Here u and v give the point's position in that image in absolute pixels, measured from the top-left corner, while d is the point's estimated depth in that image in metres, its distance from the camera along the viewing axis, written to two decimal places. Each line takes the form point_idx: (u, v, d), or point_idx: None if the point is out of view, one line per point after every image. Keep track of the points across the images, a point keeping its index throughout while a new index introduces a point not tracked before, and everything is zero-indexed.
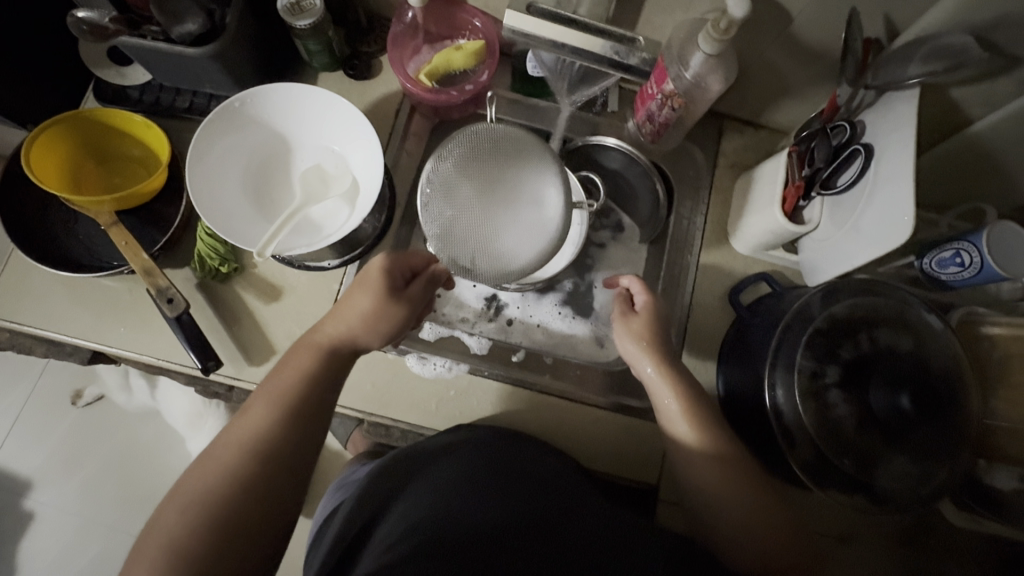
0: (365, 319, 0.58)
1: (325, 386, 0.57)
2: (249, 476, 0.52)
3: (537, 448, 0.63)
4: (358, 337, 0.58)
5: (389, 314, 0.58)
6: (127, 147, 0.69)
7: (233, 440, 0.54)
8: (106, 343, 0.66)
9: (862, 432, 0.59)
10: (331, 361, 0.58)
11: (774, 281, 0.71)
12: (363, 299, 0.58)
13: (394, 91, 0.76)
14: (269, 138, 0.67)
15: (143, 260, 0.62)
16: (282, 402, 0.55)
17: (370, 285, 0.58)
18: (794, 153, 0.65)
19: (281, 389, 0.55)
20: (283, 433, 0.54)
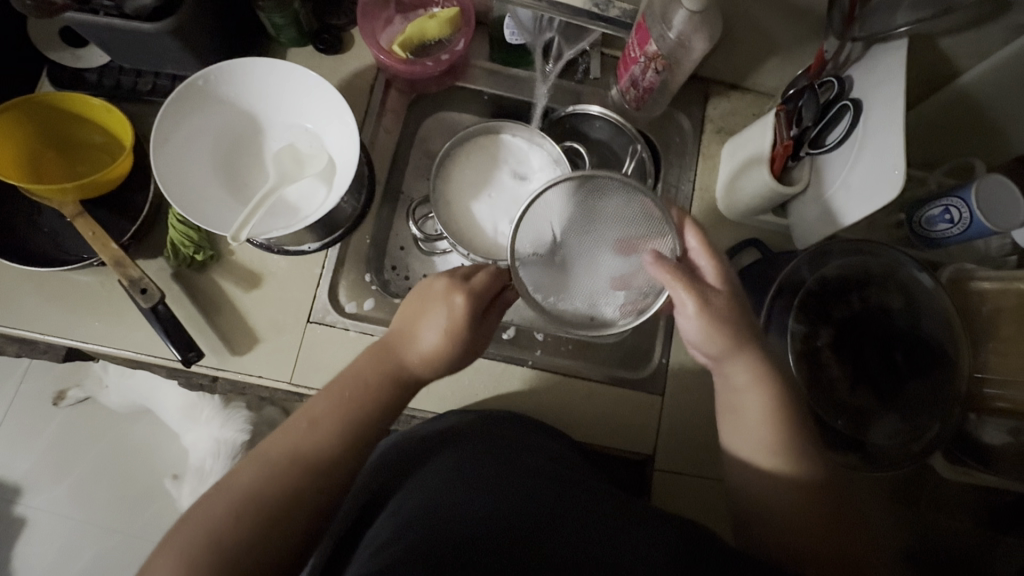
0: (434, 352, 0.56)
1: (382, 411, 0.55)
2: (287, 472, 0.50)
3: (538, 434, 0.62)
4: (423, 370, 0.57)
5: (446, 354, 0.57)
6: (90, 134, 0.66)
7: (280, 450, 0.52)
8: (81, 339, 0.64)
9: (853, 390, 0.60)
10: (392, 387, 0.56)
11: (765, 247, 0.71)
12: (434, 335, 0.56)
13: (367, 65, 0.73)
14: (238, 119, 0.65)
15: (113, 250, 0.60)
16: (340, 421, 0.53)
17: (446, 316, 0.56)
18: (780, 112, 0.63)
19: (340, 412, 0.54)
20: (326, 445, 0.52)
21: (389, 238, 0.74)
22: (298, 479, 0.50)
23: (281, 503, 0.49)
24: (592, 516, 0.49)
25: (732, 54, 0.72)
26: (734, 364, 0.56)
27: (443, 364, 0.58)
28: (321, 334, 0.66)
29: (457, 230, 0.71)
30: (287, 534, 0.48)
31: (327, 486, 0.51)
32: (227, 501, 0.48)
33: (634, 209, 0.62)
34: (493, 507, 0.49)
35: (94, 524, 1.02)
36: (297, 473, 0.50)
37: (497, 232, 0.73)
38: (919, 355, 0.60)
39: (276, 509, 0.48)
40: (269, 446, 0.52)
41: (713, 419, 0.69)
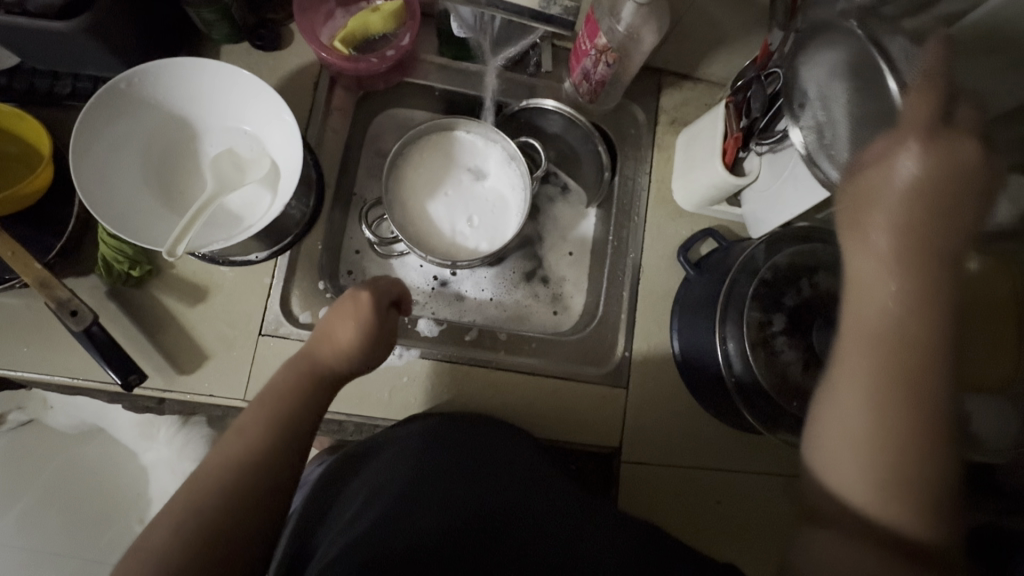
0: (354, 346, 0.56)
1: (313, 406, 0.55)
2: (216, 493, 0.49)
3: (502, 430, 0.62)
4: (344, 364, 0.57)
5: (362, 352, 0.56)
6: (4, 146, 0.60)
7: (220, 461, 0.51)
8: (8, 367, 0.59)
9: (810, 374, 0.60)
10: (316, 387, 0.56)
11: (721, 236, 0.71)
12: (351, 330, 0.56)
13: (309, 62, 0.69)
14: (169, 123, 0.60)
15: (37, 271, 0.55)
16: (275, 421, 0.53)
17: (355, 306, 0.56)
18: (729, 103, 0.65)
19: (269, 412, 0.54)
20: (266, 447, 0.52)
21: (344, 241, 0.72)
22: (228, 505, 0.48)
23: (232, 514, 0.48)
24: (540, 524, 0.51)
25: (682, 44, 0.72)
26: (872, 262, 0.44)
27: (360, 358, 0.57)
28: (273, 347, 0.63)
29: (412, 232, 0.70)
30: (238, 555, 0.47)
31: (269, 496, 0.50)
32: (172, 530, 0.46)
33: None
34: (440, 527, 0.49)
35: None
36: (233, 501, 0.49)
37: (456, 231, 0.71)
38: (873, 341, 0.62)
39: (227, 530, 0.48)
40: (209, 466, 0.51)
41: (675, 407, 0.71)
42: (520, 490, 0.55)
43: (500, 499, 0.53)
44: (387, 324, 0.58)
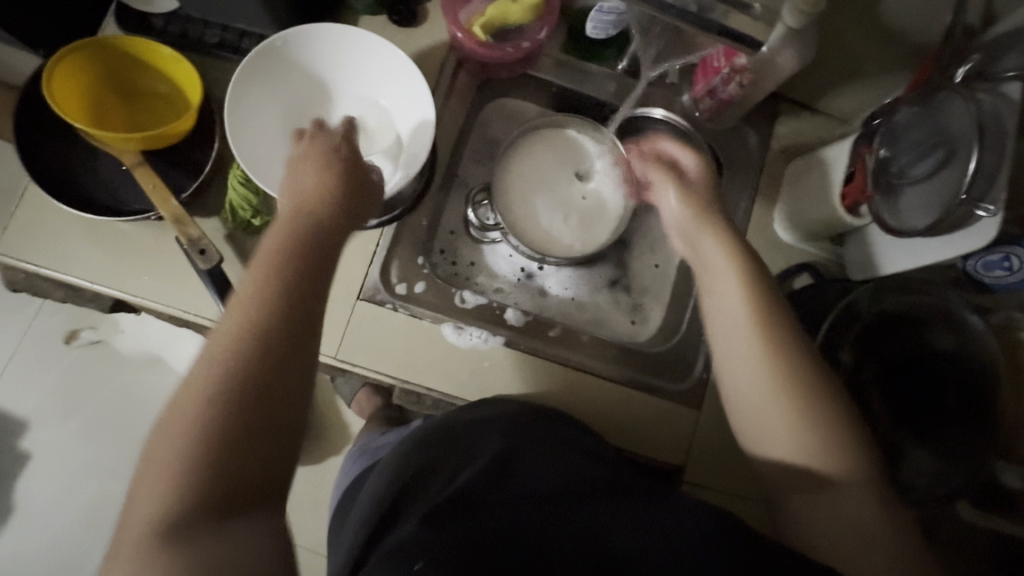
0: (323, 178, 0.51)
1: (296, 271, 0.46)
2: (191, 435, 0.39)
3: (575, 429, 0.63)
4: (312, 194, 0.50)
5: (329, 186, 0.51)
6: (153, 82, 0.63)
7: (211, 369, 0.42)
8: (129, 292, 0.63)
9: (895, 425, 0.64)
10: (292, 257, 0.47)
11: (816, 273, 0.71)
12: (309, 176, 0.51)
13: (439, 43, 0.70)
14: (311, 86, 0.63)
15: (174, 207, 0.58)
16: (258, 291, 0.45)
17: (326, 156, 0.52)
18: (867, 155, 0.60)
19: (256, 286, 0.45)
20: (257, 350, 0.42)
21: (440, 221, 0.74)
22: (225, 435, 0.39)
23: (269, 350, 0.42)
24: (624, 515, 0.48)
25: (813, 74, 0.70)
26: (709, 271, 0.58)
27: (330, 198, 0.50)
28: (369, 312, 0.65)
29: (512, 220, 0.71)
30: (265, 372, 0.42)
31: (287, 329, 0.44)
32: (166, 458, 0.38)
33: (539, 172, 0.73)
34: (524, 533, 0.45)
35: None
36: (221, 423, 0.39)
37: (553, 229, 0.72)
38: (964, 374, 0.62)
39: (240, 425, 0.40)
40: (188, 384, 0.41)
41: None
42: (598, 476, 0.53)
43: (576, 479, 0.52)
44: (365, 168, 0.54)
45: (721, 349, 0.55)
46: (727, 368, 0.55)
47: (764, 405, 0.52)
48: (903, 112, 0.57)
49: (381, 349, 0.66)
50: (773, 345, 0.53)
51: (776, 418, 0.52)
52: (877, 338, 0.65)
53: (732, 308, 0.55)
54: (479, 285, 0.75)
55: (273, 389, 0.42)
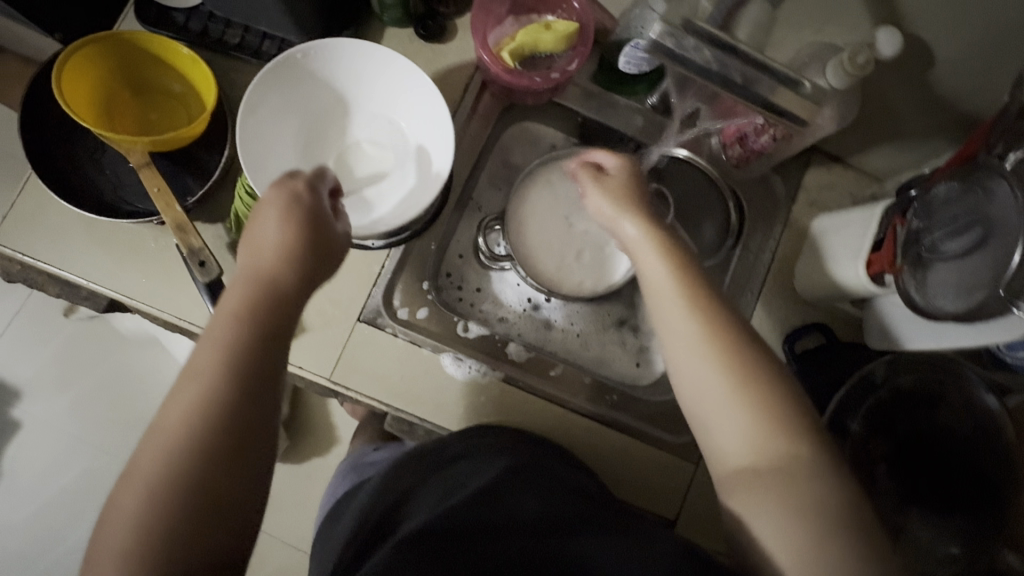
0: (280, 234, 0.46)
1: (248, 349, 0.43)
2: (161, 509, 0.39)
3: (570, 464, 0.60)
4: (271, 244, 0.47)
5: (289, 236, 0.47)
6: (171, 82, 0.61)
7: (162, 451, 0.41)
8: (124, 294, 0.61)
9: (903, 507, 0.62)
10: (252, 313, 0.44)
11: (832, 334, 0.69)
12: (269, 225, 0.47)
13: (465, 62, 0.68)
14: (329, 100, 0.60)
15: (176, 214, 0.56)
16: (209, 367, 0.42)
17: (290, 206, 0.47)
18: (899, 226, 0.57)
19: (221, 339, 0.43)
20: (210, 415, 0.41)
21: (450, 243, 0.72)
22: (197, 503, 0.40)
23: (216, 450, 0.41)
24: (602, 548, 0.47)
25: (849, 129, 0.67)
26: (674, 320, 0.49)
27: (288, 262, 0.47)
28: (368, 337, 0.64)
29: (523, 251, 0.69)
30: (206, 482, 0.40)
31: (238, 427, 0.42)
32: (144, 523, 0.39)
33: (545, 196, 0.71)
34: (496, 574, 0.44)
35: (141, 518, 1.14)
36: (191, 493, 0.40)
37: (563, 266, 0.70)
38: (973, 461, 0.61)
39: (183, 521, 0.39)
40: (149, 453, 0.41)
41: None
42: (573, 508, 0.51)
43: (558, 513, 0.50)
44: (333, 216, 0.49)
45: (670, 348, 0.49)
46: (677, 371, 0.49)
47: (722, 414, 0.46)
48: (943, 187, 0.54)
49: (379, 376, 0.64)
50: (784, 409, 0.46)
51: (743, 443, 0.45)
52: (887, 415, 0.63)
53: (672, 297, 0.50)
54: (483, 313, 0.73)
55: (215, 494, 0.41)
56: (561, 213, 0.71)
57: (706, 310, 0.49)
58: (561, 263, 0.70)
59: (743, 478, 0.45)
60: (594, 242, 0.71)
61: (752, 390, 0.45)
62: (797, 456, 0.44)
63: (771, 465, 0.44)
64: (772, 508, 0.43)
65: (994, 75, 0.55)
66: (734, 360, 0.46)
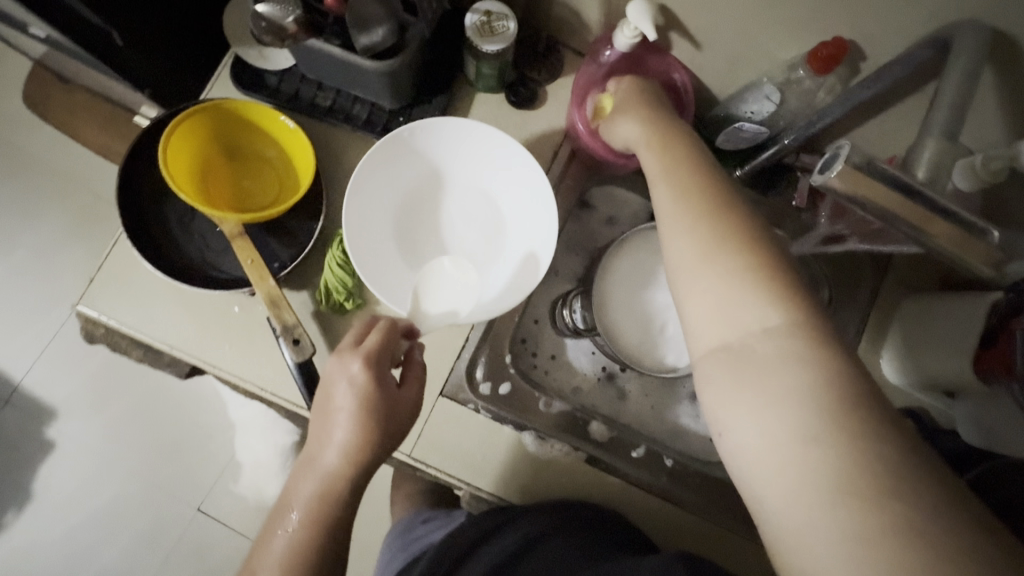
0: (354, 443, 0.46)
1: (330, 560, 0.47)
2: None
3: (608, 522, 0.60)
4: (337, 442, 0.46)
5: (358, 440, 0.46)
6: (265, 149, 0.60)
7: None
8: (207, 361, 0.60)
9: None
10: (320, 509, 0.46)
11: (923, 420, 0.65)
12: (337, 426, 0.46)
13: (555, 130, 0.67)
14: (425, 174, 0.59)
15: (270, 287, 0.55)
16: (288, 558, 0.45)
17: (365, 413, 0.46)
18: (1016, 331, 0.53)
19: (297, 537, 0.46)
20: None
21: (528, 308, 0.71)
22: None
23: None
24: None
25: None
26: (692, 290, 0.41)
27: (355, 462, 0.46)
28: (451, 412, 0.62)
29: (607, 323, 0.68)
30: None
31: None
32: None
33: (623, 265, 0.69)
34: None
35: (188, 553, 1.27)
36: None
37: (642, 342, 0.68)
38: None
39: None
40: None
41: None
42: None
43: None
44: (400, 397, 0.48)
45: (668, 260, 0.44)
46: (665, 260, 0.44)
47: (740, 375, 0.37)
48: None
49: (458, 453, 0.62)
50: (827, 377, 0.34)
51: (718, 320, 0.39)
52: None
53: (671, 201, 0.45)
54: (558, 382, 0.71)
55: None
56: (638, 283, 0.70)
57: (698, 209, 0.43)
58: (633, 338, 0.68)
59: (718, 361, 0.39)
60: (668, 318, 0.69)
61: (789, 341, 0.36)
62: (790, 335, 0.36)
63: (751, 348, 0.37)
64: (753, 387, 0.36)
65: None
66: (768, 293, 0.38)
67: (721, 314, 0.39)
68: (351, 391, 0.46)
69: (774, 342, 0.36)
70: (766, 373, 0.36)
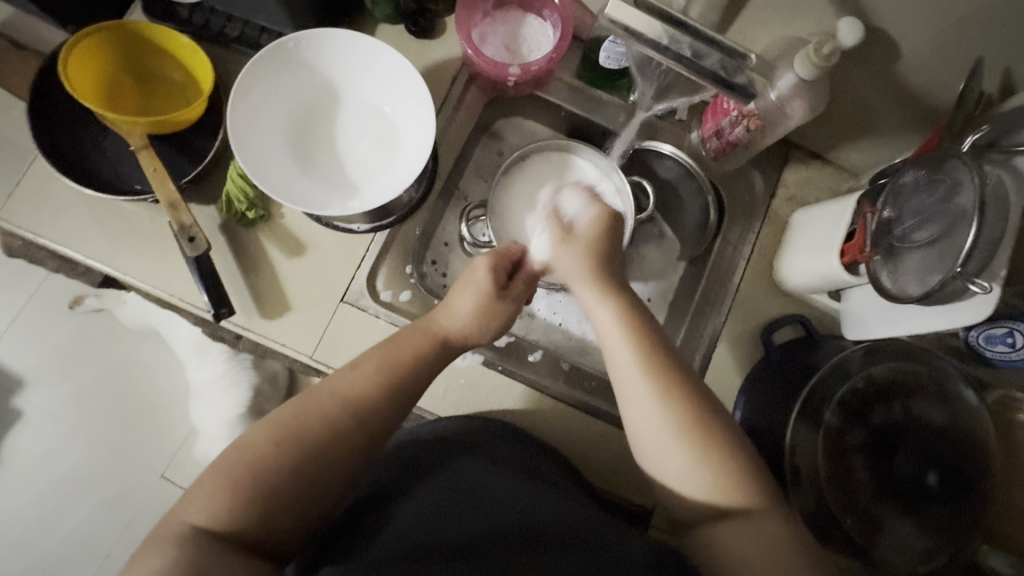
0: (472, 318, 0.59)
1: (396, 409, 0.53)
2: (300, 457, 0.48)
3: (522, 440, 0.60)
4: (456, 301, 0.59)
5: (492, 308, 0.59)
6: (171, 72, 0.65)
7: (321, 416, 0.50)
8: (116, 269, 0.63)
9: (879, 497, 0.61)
10: (438, 352, 0.57)
11: (811, 326, 0.69)
12: (466, 295, 0.59)
13: (453, 58, 0.71)
14: (319, 90, 0.64)
15: (170, 191, 0.59)
16: (385, 379, 0.53)
17: (491, 304, 0.59)
18: (868, 214, 0.58)
19: (413, 355, 0.55)
20: (378, 402, 0.52)
21: (436, 231, 0.73)
22: (328, 464, 0.49)
23: (364, 437, 0.51)
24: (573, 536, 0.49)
25: (825, 127, 0.69)
26: (621, 350, 0.56)
27: (477, 324, 0.59)
28: (350, 316, 0.65)
29: (506, 240, 0.70)
30: (317, 477, 0.49)
31: (346, 467, 0.50)
32: (268, 476, 0.47)
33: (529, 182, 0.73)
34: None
35: (101, 534, 1.14)
36: (324, 458, 0.49)
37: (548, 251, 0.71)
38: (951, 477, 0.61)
39: (293, 508, 0.48)
40: (327, 392, 0.51)
41: None
42: (555, 515, 0.51)
43: (541, 508, 0.52)
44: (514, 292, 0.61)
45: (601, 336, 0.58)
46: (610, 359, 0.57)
47: (673, 447, 0.51)
48: (909, 176, 0.55)
49: None
50: (709, 447, 0.51)
51: (659, 445, 0.52)
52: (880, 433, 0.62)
53: (597, 300, 0.59)
54: None
55: (314, 495, 0.49)
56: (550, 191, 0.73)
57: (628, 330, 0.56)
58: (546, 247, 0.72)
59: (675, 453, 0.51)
60: None
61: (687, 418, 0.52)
62: (744, 478, 0.51)
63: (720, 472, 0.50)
64: (678, 479, 0.52)
65: (957, 68, 0.56)
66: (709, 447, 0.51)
67: (652, 442, 0.53)
68: (487, 278, 0.59)
69: (716, 461, 0.51)
70: (676, 444, 0.51)
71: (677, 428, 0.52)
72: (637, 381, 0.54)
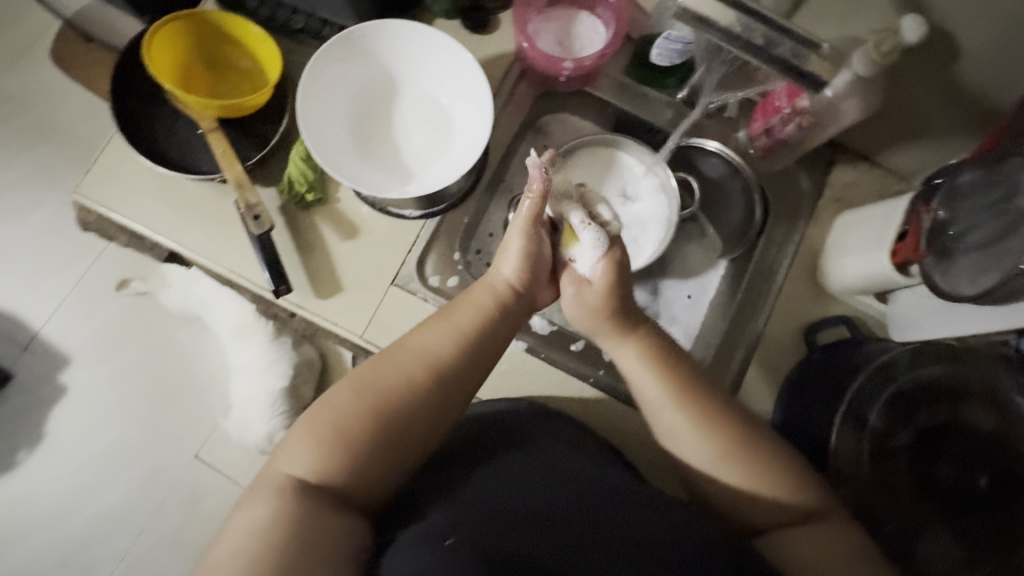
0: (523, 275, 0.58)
1: (471, 370, 0.54)
2: (382, 419, 0.50)
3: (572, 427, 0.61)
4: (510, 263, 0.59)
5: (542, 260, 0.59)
6: (240, 60, 0.68)
7: (398, 376, 0.51)
8: (181, 245, 0.66)
9: (926, 499, 0.61)
10: (507, 314, 0.58)
11: (856, 327, 0.68)
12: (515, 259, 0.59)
13: (506, 52, 0.73)
14: (380, 78, 0.67)
15: (237, 172, 0.62)
16: (457, 342, 0.54)
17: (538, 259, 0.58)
18: (923, 216, 0.56)
19: (483, 319, 0.56)
20: (451, 364, 0.53)
21: (480, 222, 0.71)
22: (407, 429, 0.50)
23: (439, 397, 0.52)
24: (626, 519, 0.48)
25: (874, 129, 0.69)
26: (648, 386, 0.55)
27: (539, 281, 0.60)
28: (400, 299, 0.67)
29: None
30: (401, 438, 0.50)
31: (424, 430, 0.51)
32: (354, 437, 0.48)
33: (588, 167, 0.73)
34: (529, 564, 0.42)
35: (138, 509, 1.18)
36: (404, 423, 0.50)
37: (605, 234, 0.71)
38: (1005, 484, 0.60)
39: (381, 465, 0.49)
40: (405, 353, 0.53)
41: None
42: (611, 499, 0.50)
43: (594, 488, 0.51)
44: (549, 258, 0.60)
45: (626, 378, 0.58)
46: (638, 393, 0.57)
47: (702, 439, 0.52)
48: (968, 175, 0.54)
49: None
50: (752, 437, 0.52)
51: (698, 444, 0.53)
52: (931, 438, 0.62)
53: (619, 346, 0.58)
54: None
55: (396, 459, 0.50)
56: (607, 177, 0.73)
57: (658, 372, 0.55)
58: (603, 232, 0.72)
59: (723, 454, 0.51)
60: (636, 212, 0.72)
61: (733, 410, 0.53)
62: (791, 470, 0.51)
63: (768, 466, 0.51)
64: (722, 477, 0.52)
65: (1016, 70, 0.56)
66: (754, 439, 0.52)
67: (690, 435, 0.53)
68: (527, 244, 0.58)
69: (762, 454, 0.51)
70: (712, 444, 0.52)
71: (724, 418, 0.53)
72: (675, 417, 0.53)
